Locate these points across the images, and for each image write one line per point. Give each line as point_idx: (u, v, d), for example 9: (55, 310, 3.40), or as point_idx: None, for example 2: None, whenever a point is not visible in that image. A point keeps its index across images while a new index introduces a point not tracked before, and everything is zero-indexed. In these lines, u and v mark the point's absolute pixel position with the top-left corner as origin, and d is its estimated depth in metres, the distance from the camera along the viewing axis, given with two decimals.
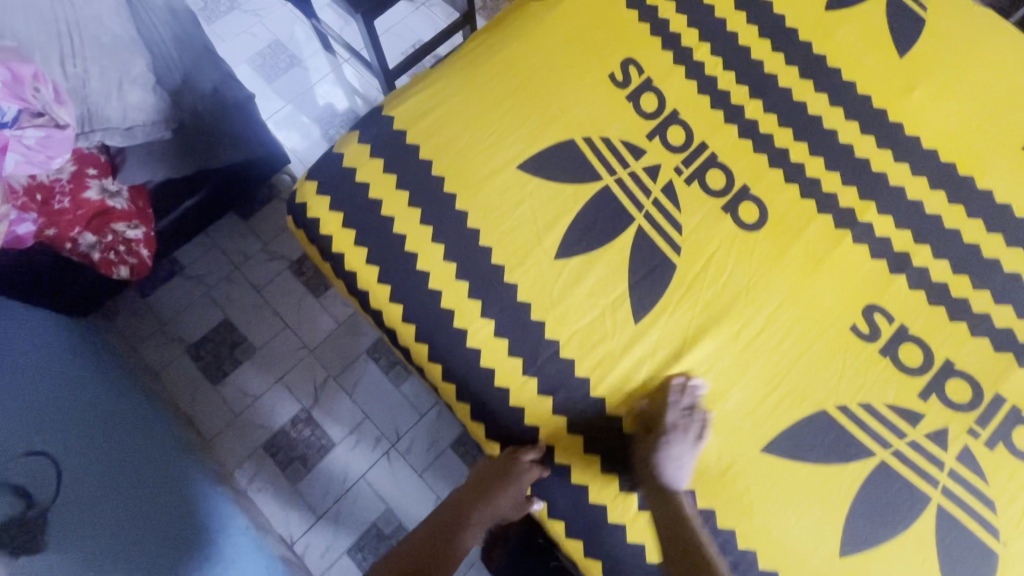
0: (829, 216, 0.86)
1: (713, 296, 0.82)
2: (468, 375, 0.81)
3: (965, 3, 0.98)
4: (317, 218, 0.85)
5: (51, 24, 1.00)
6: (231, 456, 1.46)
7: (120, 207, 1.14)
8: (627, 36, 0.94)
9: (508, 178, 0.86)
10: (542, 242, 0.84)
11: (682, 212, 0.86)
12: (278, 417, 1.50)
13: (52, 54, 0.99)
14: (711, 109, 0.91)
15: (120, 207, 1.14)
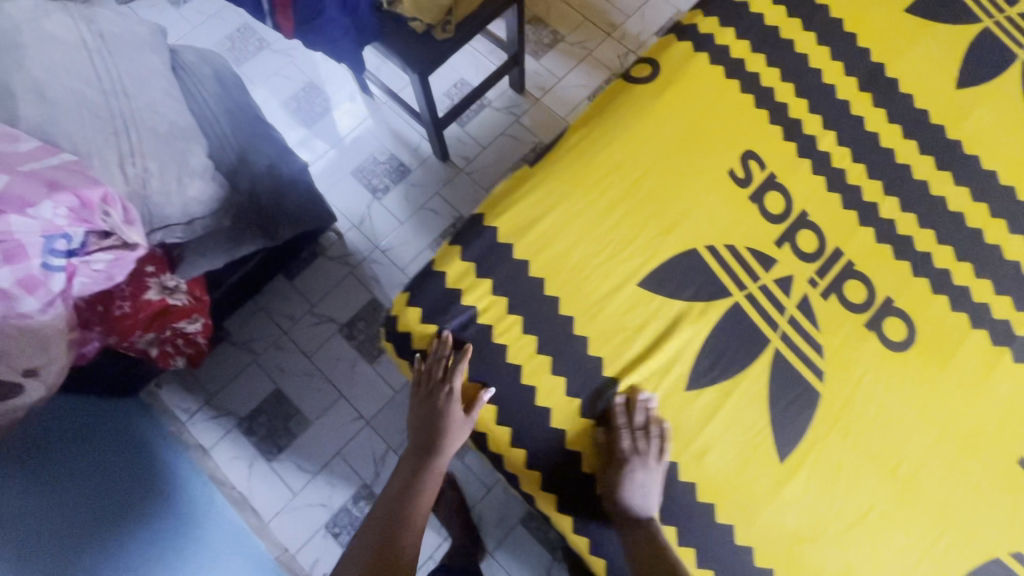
0: (982, 331, 0.79)
1: (863, 428, 0.75)
2: (599, 526, 0.74)
3: None
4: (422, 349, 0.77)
5: (107, 122, 0.88)
6: (290, 540, 1.39)
7: (179, 303, 1.04)
8: (744, 126, 0.86)
9: (628, 298, 0.78)
10: (673, 371, 0.76)
11: (822, 331, 0.78)
12: (338, 495, 1.43)
13: (112, 156, 0.87)
14: (843, 208, 0.83)
15: (179, 304, 1.04)
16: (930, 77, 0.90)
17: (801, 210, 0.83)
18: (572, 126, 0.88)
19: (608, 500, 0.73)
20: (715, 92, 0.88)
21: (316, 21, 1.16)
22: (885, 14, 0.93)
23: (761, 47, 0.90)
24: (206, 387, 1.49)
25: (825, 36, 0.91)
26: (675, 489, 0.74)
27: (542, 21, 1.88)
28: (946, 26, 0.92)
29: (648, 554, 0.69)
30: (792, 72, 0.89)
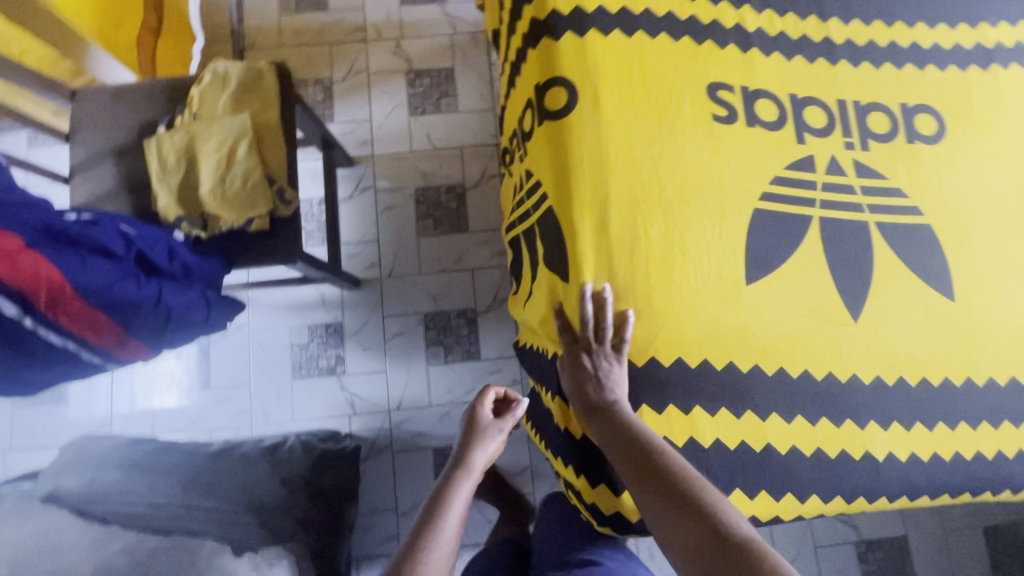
0: (974, 66, 0.82)
1: (971, 216, 0.79)
2: (904, 480, 0.73)
3: None
4: None
5: None
6: None
7: None
8: (684, 68, 0.78)
9: (753, 297, 0.73)
10: (836, 318, 0.74)
11: (889, 176, 0.78)
12: None
13: None
14: (811, 62, 0.80)
15: None
16: None
17: (789, 97, 0.79)
18: (555, 205, 0.76)
19: (892, 457, 0.72)
20: (636, 61, 0.78)
21: (174, 320, 0.87)
22: None
23: None
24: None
25: None
26: (922, 397, 0.73)
27: (299, 85, 1.62)
28: None
29: (624, 442, 0.65)
30: None
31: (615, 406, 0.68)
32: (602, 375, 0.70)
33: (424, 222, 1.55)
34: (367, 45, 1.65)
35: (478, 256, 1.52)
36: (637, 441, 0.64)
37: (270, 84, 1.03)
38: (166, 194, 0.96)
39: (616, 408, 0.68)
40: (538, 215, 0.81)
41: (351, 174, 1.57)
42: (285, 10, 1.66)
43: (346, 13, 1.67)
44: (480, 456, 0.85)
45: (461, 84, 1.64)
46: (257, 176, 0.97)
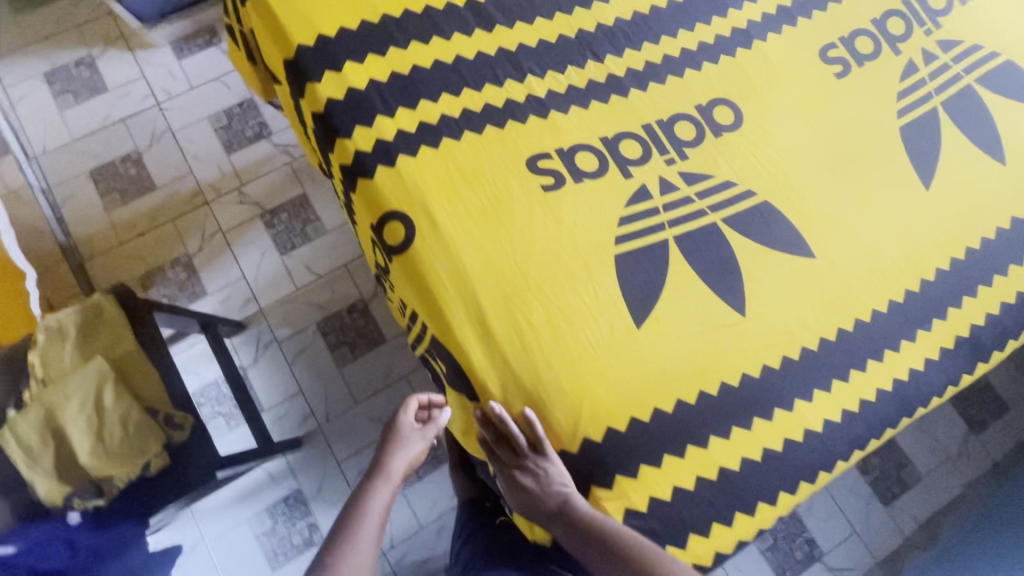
0: (740, 47, 0.90)
1: (795, 176, 0.85)
2: (847, 436, 0.76)
3: None
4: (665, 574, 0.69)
5: None
6: None
7: None
8: (498, 155, 0.80)
9: (650, 338, 0.75)
10: (727, 321, 0.77)
11: (715, 173, 0.83)
12: None
13: None
14: (606, 102, 0.85)
15: None
16: None
17: (601, 140, 0.83)
18: (437, 332, 0.76)
19: (828, 421, 0.76)
20: (453, 167, 0.79)
21: None
22: None
23: (409, 98, 0.81)
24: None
25: (418, 32, 0.84)
26: (827, 355, 0.78)
27: (155, 273, 1.53)
28: None
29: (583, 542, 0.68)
30: (451, 85, 0.83)
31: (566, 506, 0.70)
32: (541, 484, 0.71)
33: (337, 353, 1.50)
34: (210, 206, 1.59)
35: (404, 361, 1.50)
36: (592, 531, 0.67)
37: (114, 314, 0.96)
38: (43, 478, 0.86)
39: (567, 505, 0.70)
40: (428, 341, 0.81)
41: (246, 336, 1.50)
42: (112, 205, 1.57)
43: (176, 183, 1.60)
44: (401, 459, 0.89)
45: (318, 205, 1.61)
46: (137, 415, 0.91)
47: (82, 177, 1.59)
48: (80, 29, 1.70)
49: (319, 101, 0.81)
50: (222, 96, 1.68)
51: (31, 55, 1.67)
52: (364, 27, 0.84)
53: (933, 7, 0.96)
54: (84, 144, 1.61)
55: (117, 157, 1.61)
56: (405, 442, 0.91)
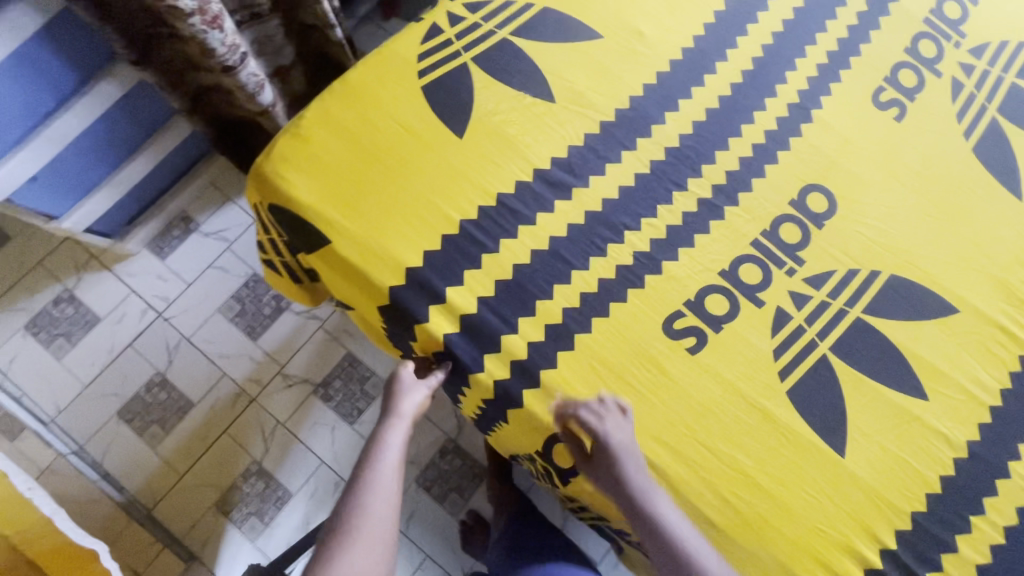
0: (803, 123, 0.88)
1: (906, 236, 0.85)
2: None
3: None
4: None
5: None
6: None
7: None
8: (636, 331, 0.76)
9: (857, 462, 0.74)
10: (915, 412, 0.76)
11: (837, 266, 0.82)
12: None
13: None
14: (709, 230, 0.82)
15: None
16: (539, 122, 0.84)
17: (722, 275, 0.80)
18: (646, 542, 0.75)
19: None
20: (595, 365, 0.75)
21: None
22: (467, 157, 0.82)
23: (526, 304, 0.76)
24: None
25: (503, 228, 0.79)
26: (1014, 407, 0.78)
27: (230, 493, 1.42)
28: (475, 98, 0.85)
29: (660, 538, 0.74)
30: (560, 273, 0.78)
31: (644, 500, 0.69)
32: (623, 469, 0.70)
33: (446, 506, 1.44)
34: (258, 401, 1.49)
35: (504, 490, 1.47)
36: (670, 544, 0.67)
37: None
38: None
39: (647, 501, 0.69)
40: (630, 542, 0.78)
41: None
42: (156, 439, 1.45)
43: (213, 391, 1.49)
44: (409, 404, 0.80)
45: (367, 359, 1.53)
46: None
47: (112, 422, 1.46)
48: (46, 265, 1.54)
49: (435, 338, 0.75)
50: (223, 282, 1.56)
51: (3, 312, 1.51)
52: (447, 243, 0.77)
53: (953, 16, 0.96)
54: (99, 386, 1.48)
55: (141, 386, 1.48)
56: (407, 393, 0.80)
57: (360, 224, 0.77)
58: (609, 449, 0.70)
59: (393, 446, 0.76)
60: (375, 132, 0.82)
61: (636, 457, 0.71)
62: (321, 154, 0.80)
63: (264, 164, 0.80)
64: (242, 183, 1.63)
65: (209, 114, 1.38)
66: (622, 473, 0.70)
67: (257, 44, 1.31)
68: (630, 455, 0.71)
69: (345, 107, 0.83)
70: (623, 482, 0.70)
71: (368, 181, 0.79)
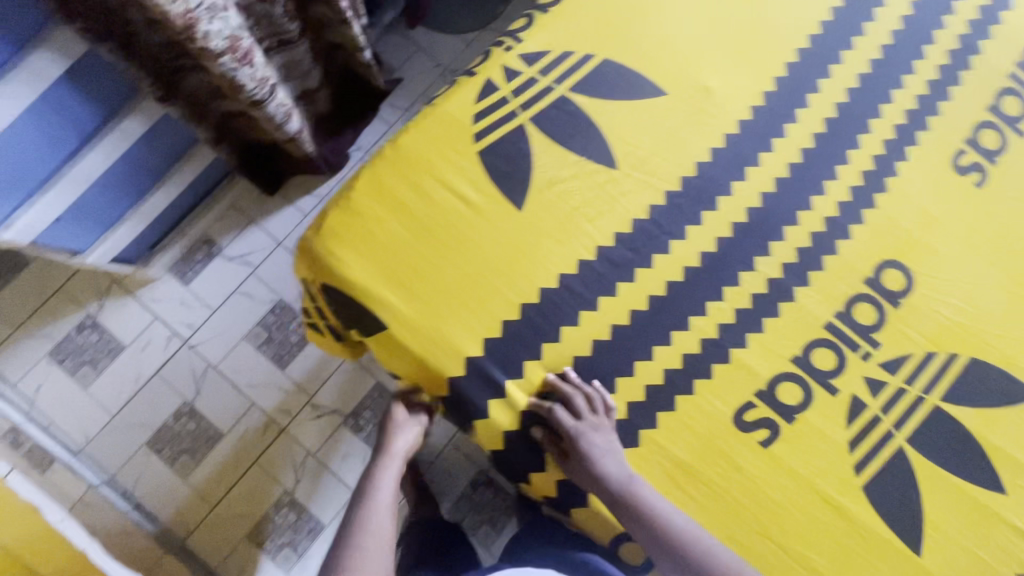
0: (877, 191, 0.84)
1: (986, 315, 0.81)
2: None
3: (584, 29, 0.87)
4: None
5: None
6: None
7: None
8: (707, 424, 0.73)
9: (933, 561, 0.72)
10: (992, 507, 0.74)
11: (912, 349, 0.78)
12: None
13: None
14: (780, 311, 0.78)
15: None
16: (602, 193, 0.79)
17: (792, 361, 0.76)
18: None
19: None
20: (663, 460, 0.72)
21: None
22: (527, 232, 0.77)
23: None
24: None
25: (567, 312, 0.75)
26: None
27: (263, 525, 1.42)
28: (535, 165, 0.80)
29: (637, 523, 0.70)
30: (626, 361, 0.74)
31: (631, 497, 0.68)
32: (604, 452, 0.70)
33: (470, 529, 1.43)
34: (288, 432, 1.47)
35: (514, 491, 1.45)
36: (668, 543, 0.67)
37: None
38: None
39: (632, 488, 0.69)
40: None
41: None
42: (186, 470, 1.44)
43: (241, 421, 1.47)
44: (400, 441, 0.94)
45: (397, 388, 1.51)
46: None
47: (141, 452, 1.44)
48: (66, 290, 1.50)
49: (497, 434, 0.73)
50: (249, 309, 1.52)
51: (26, 339, 1.47)
52: (509, 331, 0.74)
53: None
54: (126, 416, 1.46)
55: (169, 416, 1.46)
56: (399, 437, 0.94)
57: (420, 310, 0.73)
58: (590, 436, 0.69)
59: (387, 481, 0.88)
60: (430, 204, 0.77)
61: (623, 463, 0.70)
62: (374, 230, 0.75)
63: (312, 240, 0.75)
64: (265, 205, 1.58)
65: (232, 140, 1.32)
66: (608, 469, 0.69)
67: (285, 69, 1.24)
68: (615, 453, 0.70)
69: (396, 175, 0.77)
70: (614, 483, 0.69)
71: (424, 260, 0.75)
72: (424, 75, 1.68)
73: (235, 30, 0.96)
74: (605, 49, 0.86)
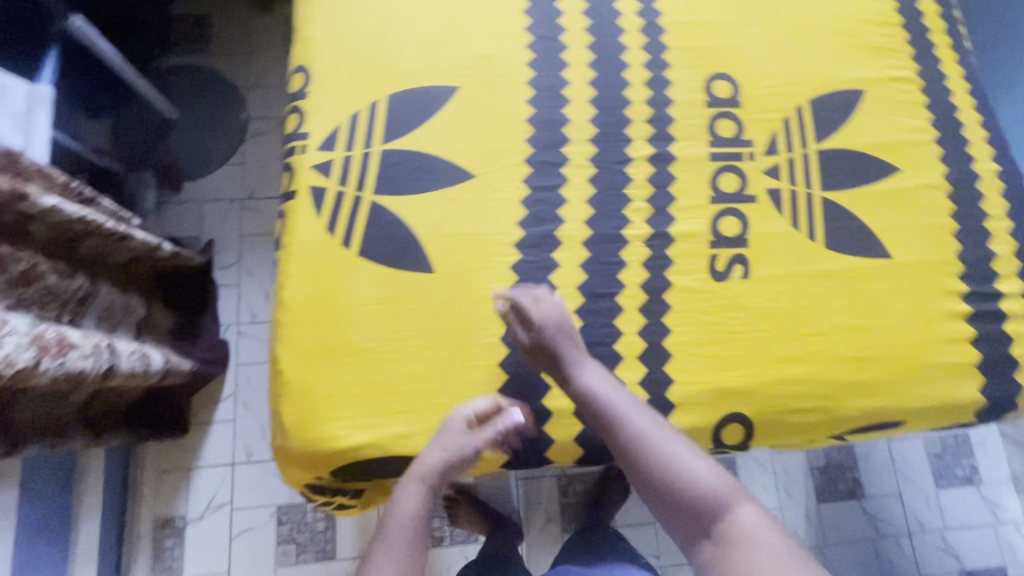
0: (661, 38, 0.92)
1: (794, 66, 0.93)
2: (1000, 151, 0.93)
3: (349, 88, 0.85)
4: None
5: None
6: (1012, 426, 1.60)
7: None
8: (701, 296, 0.79)
9: (904, 252, 0.84)
10: (901, 185, 0.88)
11: (773, 128, 0.89)
12: None
13: None
14: (673, 176, 0.85)
15: None
16: (479, 202, 0.80)
17: (712, 204, 0.84)
18: (822, 423, 0.79)
19: (989, 159, 0.92)
20: (695, 350, 0.77)
21: None
22: (451, 281, 0.76)
23: (609, 354, 0.76)
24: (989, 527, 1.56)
25: None
26: (942, 133, 0.93)
27: None
28: (410, 224, 0.78)
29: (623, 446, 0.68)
30: (610, 307, 0.78)
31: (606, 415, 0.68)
32: (589, 369, 0.71)
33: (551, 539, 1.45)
34: None
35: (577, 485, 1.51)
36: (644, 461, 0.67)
37: None
38: None
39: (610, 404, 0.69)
40: (853, 435, 0.83)
41: None
42: None
43: None
44: None
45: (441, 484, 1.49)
46: None
47: None
48: None
49: (572, 445, 0.74)
50: (259, 542, 1.37)
51: None
52: (508, 366, 0.74)
53: None
54: None
55: None
56: None
57: (431, 415, 0.72)
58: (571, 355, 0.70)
59: None
60: (358, 325, 0.73)
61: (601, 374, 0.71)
62: (333, 388, 0.71)
63: (289, 444, 0.70)
64: (189, 447, 1.41)
65: (110, 420, 1.15)
66: (586, 384, 0.70)
67: (105, 320, 1.08)
68: (595, 369, 0.71)
69: (308, 324, 0.73)
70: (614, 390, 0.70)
71: (396, 375, 0.72)
72: (227, 221, 1.56)
73: (31, 331, 0.81)
74: (381, 89, 0.85)
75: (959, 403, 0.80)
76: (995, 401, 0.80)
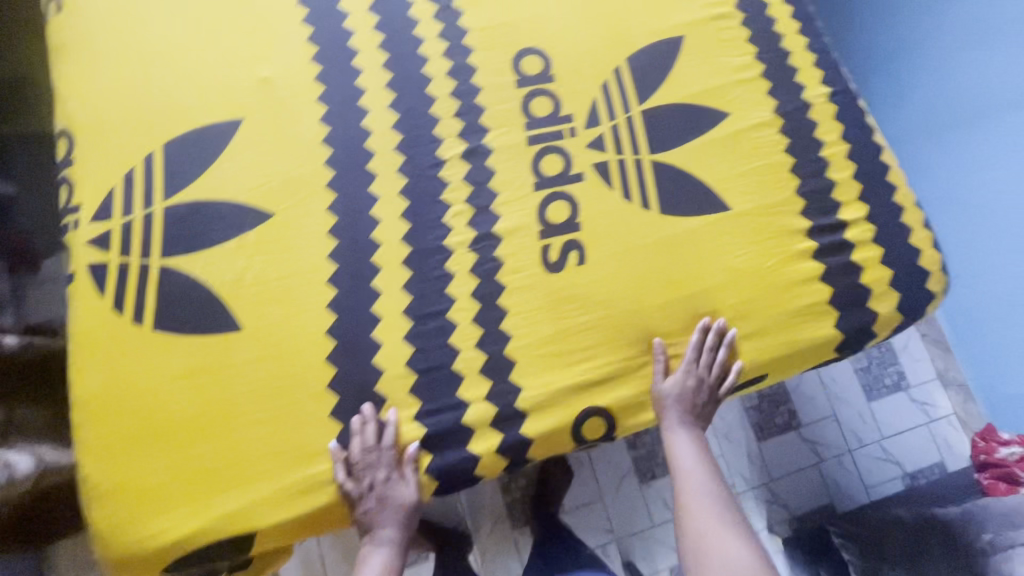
0: (459, 22, 0.85)
1: (606, 23, 0.87)
2: (831, 73, 0.90)
3: (118, 144, 0.76)
4: (923, 240, 0.82)
5: None
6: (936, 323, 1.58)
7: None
8: (538, 294, 0.75)
9: (743, 200, 0.81)
10: (732, 131, 0.84)
11: (593, 96, 0.84)
12: None
13: None
14: (491, 170, 0.79)
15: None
16: (283, 243, 0.74)
17: (537, 192, 0.79)
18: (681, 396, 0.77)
19: (819, 84, 0.89)
20: (538, 352, 0.74)
21: None
22: (261, 335, 0.70)
23: (448, 376, 0.72)
24: (924, 428, 1.55)
25: (365, 346, 0.71)
26: (769, 66, 0.89)
27: None
28: (210, 283, 0.72)
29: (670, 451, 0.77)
30: (441, 326, 0.73)
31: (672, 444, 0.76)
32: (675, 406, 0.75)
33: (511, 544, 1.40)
34: None
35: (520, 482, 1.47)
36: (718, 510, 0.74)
37: None
38: None
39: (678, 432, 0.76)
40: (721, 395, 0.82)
41: None
42: None
43: None
44: None
45: None
46: None
47: None
48: None
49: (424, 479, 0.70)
50: None
51: None
52: (338, 413, 0.69)
53: None
54: None
55: None
56: None
57: (262, 486, 0.67)
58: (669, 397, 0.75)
59: None
60: (160, 411, 0.67)
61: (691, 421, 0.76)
62: (149, 481, 0.66)
63: (115, 550, 0.66)
64: None
65: None
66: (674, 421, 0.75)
67: None
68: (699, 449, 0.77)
69: (105, 423, 0.67)
70: (682, 422, 0.76)
71: (210, 454, 0.67)
72: None
73: None
74: (156, 138, 0.77)
75: (816, 341, 0.78)
76: (853, 333, 0.79)
